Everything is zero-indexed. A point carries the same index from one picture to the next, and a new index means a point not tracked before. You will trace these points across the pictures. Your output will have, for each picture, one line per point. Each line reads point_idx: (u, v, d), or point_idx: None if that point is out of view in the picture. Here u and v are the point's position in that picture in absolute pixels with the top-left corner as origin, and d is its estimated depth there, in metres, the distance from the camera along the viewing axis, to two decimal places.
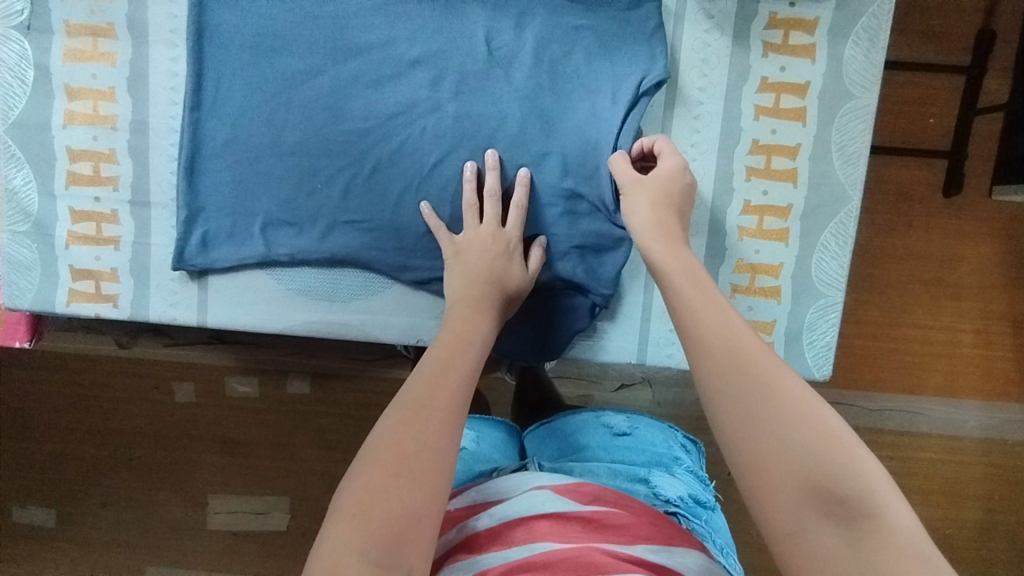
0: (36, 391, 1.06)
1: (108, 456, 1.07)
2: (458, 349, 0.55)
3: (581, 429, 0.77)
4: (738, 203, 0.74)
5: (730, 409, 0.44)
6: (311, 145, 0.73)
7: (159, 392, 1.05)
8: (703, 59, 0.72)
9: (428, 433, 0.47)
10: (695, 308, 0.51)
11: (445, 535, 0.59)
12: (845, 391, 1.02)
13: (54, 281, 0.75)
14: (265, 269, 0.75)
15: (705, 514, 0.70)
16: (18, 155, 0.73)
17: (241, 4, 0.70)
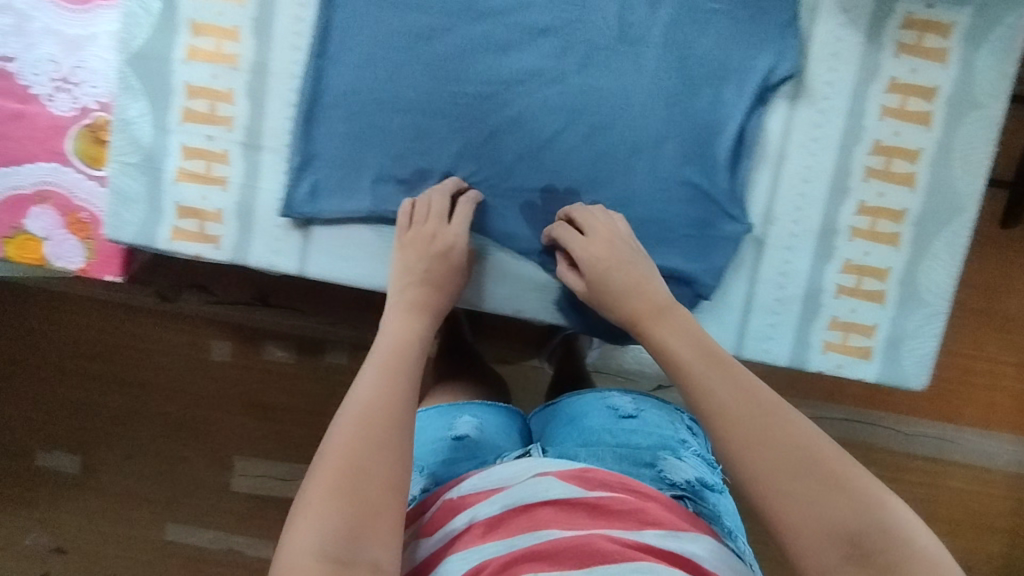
0: (75, 337, 1.06)
1: (139, 409, 1.06)
2: (400, 353, 0.57)
3: (585, 412, 0.76)
4: (852, 203, 0.74)
5: (748, 436, 0.47)
6: (429, 106, 0.72)
7: (196, 349, 1.05)
8: (834, 53, 0.71)
9: (390, 440, 0.49)
10: (698, 365, 0.53)
11: (445, 524, 0.57)
12: (887, 413, 1.01)
13: (158, 216, 0.74)
14: (370, 224, 0.75)
15: (712, 498, 0.68)
16: (134, 85, 0.72)
17: None
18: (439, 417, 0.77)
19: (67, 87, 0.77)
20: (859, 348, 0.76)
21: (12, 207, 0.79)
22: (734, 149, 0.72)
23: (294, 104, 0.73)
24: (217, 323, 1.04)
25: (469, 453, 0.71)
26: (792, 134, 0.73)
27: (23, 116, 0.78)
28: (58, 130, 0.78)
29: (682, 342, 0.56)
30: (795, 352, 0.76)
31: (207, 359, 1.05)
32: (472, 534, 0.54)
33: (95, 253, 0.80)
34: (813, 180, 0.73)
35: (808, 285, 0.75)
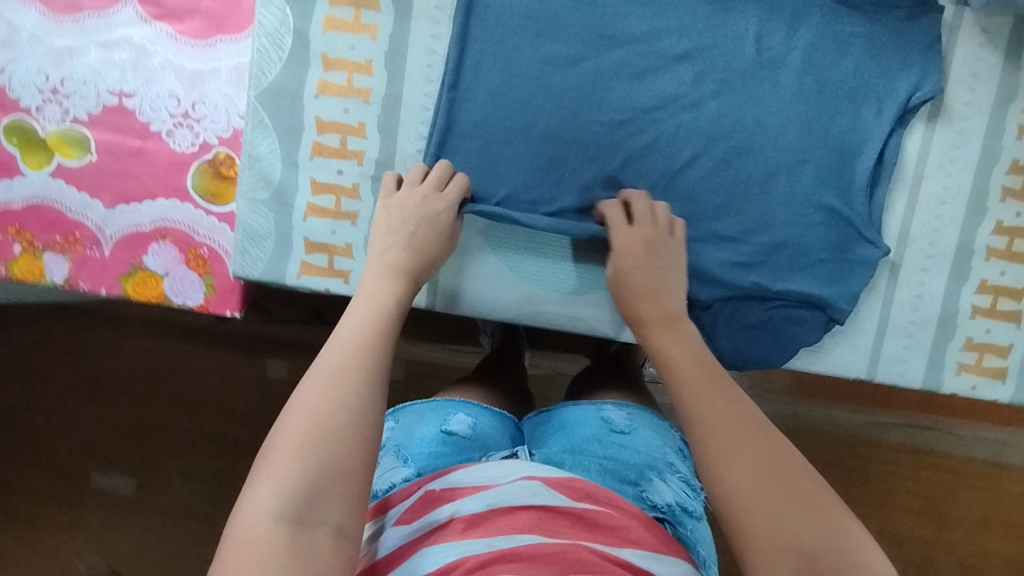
0: (136, 355, 1.05)
1: (193, 428, 1.04)
2: (374, 319, 0.55)
3: (577, 421, 0.74)
4: (990, 223, 0.73)
5: (721, 443, 0.49)
6: (564, 134, 0.71)
7: (255, 366, 1.05)
8: (973, 73, 0.70)
9: (332, 392, 0.48)
10: (698, 378, 0.55)
11: (428, 513, 0.56)
12: (946, 418, 1.05)
13: (287, 251, 0.74)
14: (499, 253, 0.74)
15: (691, 523, 0.68)
16: (266, 121, 0.71)
17: None
18: (436, 411, 0.75)
19: (188, 122, 0.76)
20: (994, 369, 0.75)
21: (130, 244, 0.78)
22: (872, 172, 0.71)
23: (425, 136, 0.72)
24: (274, 341, 1.05)
25: (456, 451, 0.70)
26: (929, 156, 0.72)
27: (143, 153, 0.77)
28: (179, 165, 0.77)
29: (687, 353, 0.58)
30: (928, 374, 0.75)
31: (263, 377, 1.05)
32: (450, 529, 0.53)
33: (215, 288, 0.79)
34: (950, 200, 0.73)
35: (943, 307, 0.74)
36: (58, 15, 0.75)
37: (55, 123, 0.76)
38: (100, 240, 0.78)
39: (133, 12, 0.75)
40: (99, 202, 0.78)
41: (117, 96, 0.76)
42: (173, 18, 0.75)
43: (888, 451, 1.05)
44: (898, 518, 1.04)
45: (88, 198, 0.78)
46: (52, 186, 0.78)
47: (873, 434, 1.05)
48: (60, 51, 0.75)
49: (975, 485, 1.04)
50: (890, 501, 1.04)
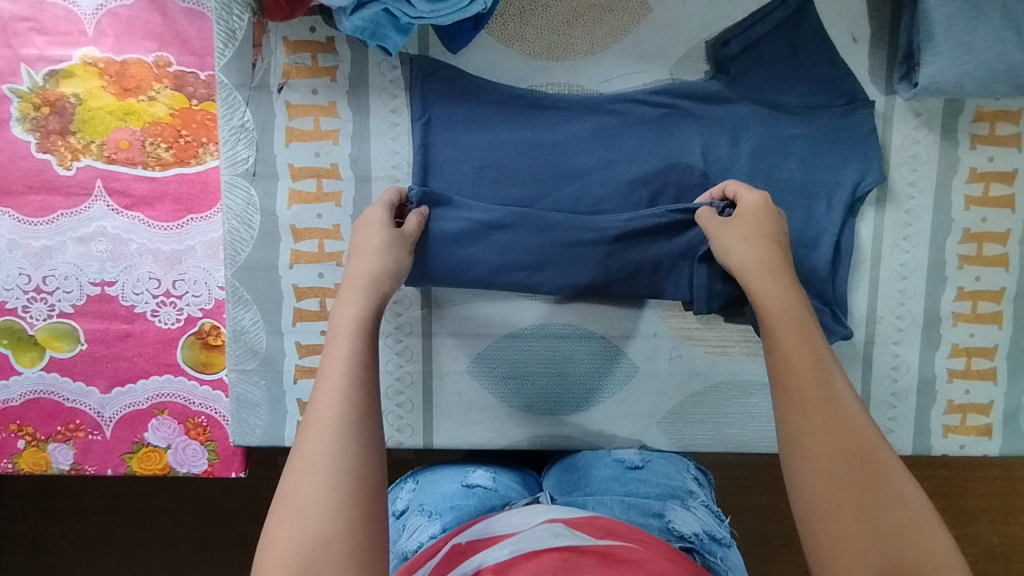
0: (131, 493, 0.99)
1: (218, 535, 0.99)
2: (357, 348, 0.53)
3: (591, 461, 0.76)
4: (952, 291, 0.75)
5: (811, 457, 0.48)
6: (534, 267, 0.72)
7: (266, 466, 0.98)
8: (913, 154, 0.74)
9: (315, 446, 0.47)
10: (792, 348, 0.54)
11: (457, 568, 0.58)
12: None
13: (283, 415, 0.76)
14: (482, 380, 0.76)
15: (721, 552, 0.67)
16: (245, 296, 0.74)
17: (463, 138, 0.72)
18: (453, 469, 0.78)
19: (171, 300, 0.79)
20: (979, 427, 0.77)
21: (130, 423, 0.80)
22: (834, 260, 0.74)
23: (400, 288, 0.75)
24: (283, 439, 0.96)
25: (479, 501, 0.73)
26: (884, 236, 0.75)
27: (130, 335, 0.79)
28: (168, 342, 0.79)
29: (779, 299, 0.57)
30: (917, 440, 0.77)
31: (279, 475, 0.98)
32: None
33: (216, 453, 0.81)
34: (910, 275, 0.75)
35: (920, 376, 0.77)
36: (32, 219, 0.78)
37: (42, 320, 0.79)
38: (100, 423, 0.80)
39: (103, 205, 0.78)
40: (95, 388, 0.80)
41: (98, 286, 0.79)
42: (143, 205, 0.78)
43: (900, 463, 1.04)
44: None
45: (83, 385, 0.80)
46: (47, 379, 0.80)
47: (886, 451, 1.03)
48: (39, 252, 0.78)
49: (989, 493, 1.05)
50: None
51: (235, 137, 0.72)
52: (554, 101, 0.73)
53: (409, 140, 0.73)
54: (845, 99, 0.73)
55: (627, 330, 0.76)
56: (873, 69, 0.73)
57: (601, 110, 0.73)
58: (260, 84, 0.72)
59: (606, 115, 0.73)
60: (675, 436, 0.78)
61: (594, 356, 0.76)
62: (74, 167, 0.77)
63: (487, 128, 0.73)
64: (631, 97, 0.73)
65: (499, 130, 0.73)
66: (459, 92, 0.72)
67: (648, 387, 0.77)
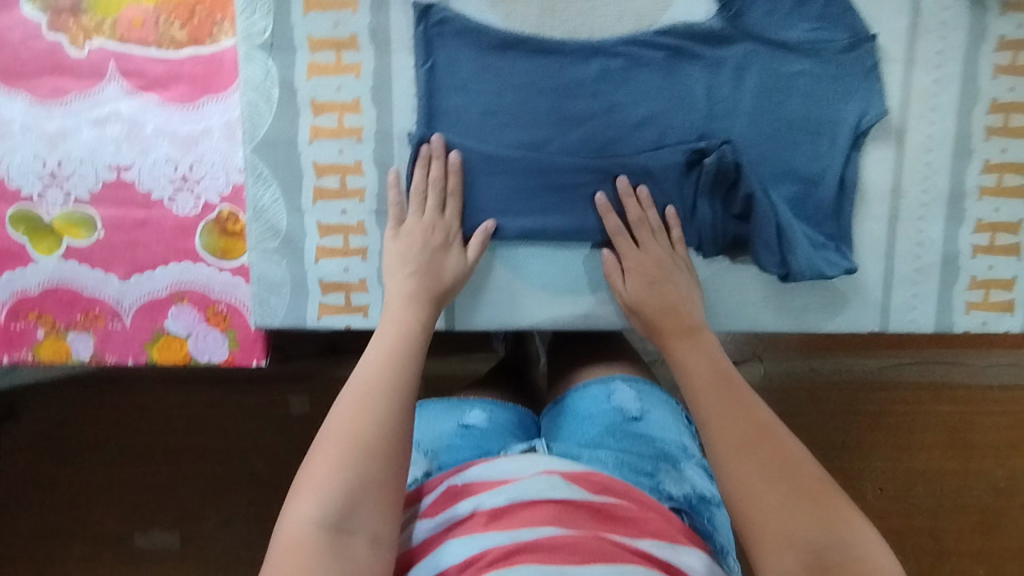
0: (152, 418, 1.09)
1: (227, 475, 1.08)
2: (396, 351, 0.61)
3: (591, 409, 0.76)
4: (977, 163, 0.75)
5: (728, 442, 0.55)
6: (542, 214, 0.74)
7: (276, 406, 1.09)
8: (943, 21, 0.72)
9: (371, 407, 0.56)
10: (707, 387, 0.61)
11: (450, 508, 0.60)
12: (959, 350, 1.09)
13: (304, 295, 0.75)
14: (496, 251, 0.75)
15: (708, 511, 0.68)
16: (265, 173, 0.73)
17: (466, 78, 0.72)
18: (451, 404, 0.79)
19: (188, 185, 0.78)
20: (1002, 303, 0.77)
21: (150, 310, 0.80)
22: (856, 132, 0.73)
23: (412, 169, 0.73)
24: (292, 381, 1.09)
25: (475, 442, 0.74)
26: (911, 105, 0.73)
27: (148, 221, 0.78)
28: (185, 229, 0.79)
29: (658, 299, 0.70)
30: (939, 316, 0.77)
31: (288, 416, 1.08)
32: (475, 521, 0.57)
33: (237, 341, 0.81)
34: (936, 147, 0.74)
35: (943, 251, 0.76)
36: (44, 101, 0.76)
37: (58, 206, 0.78)
38: (119, 312, 0.80)
39: (118, 87, 0.77)
40: (114, 276, 0.79)
41: (115, 170, 0.77)
42: (156, 86, 0.77)
43: (908, 389, 1.08)
44: (925, 450, 1.08)
45: (102, 273, 0.79)
46: (66, 267, 0.79)
47: (892, 376, 1.08)
48: (53, 135, 0.77)
49: (993, 413, 1.08)
50: (916, 439, 1.08)
51: (251, 6, 0.70)
52: (558, 44, 0.71)
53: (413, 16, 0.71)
54: (848, 35, 0.71)
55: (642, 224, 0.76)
56: None
57: (606, 52, 0.71)
58: None
59: (611, 58, 0.72)
60: None
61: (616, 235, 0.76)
62: (86, 48, 0.76)
63: (491, 67, 0.72)
64: (636, 39, 0.71)
65: (505, 70, 0.72)
66: (462, 35, 0.71)
67: None
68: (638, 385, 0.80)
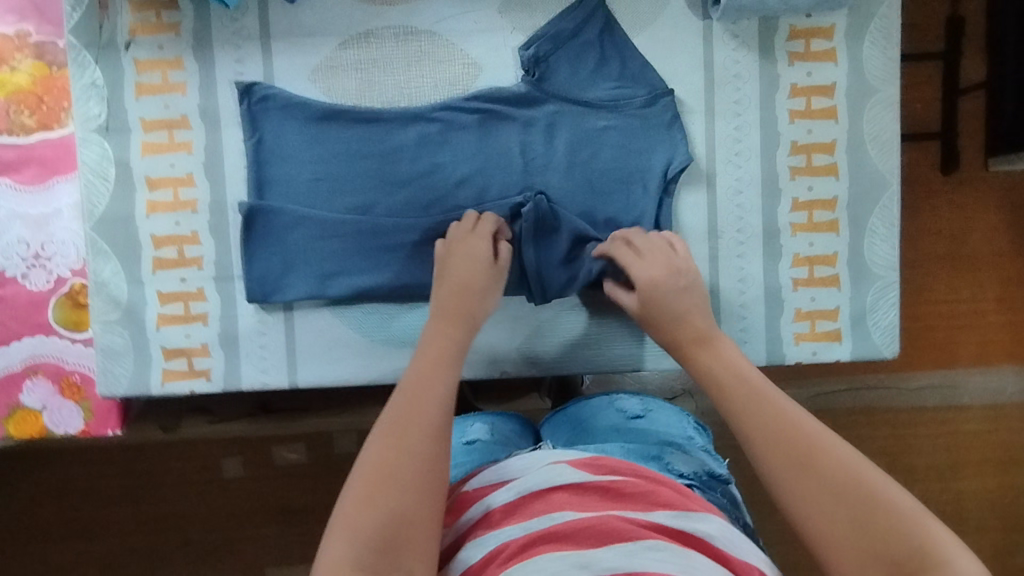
0: (82, 487, 1.08)
1: (166, 544, 1.09)
2: (424, 383, 0.59)
3: (594, 412, 0.79)
4: (787, 202, 0.79)
5: (774, 467, 0.51)
6: (373, 272, 0.77)
7: (208, 472, 1.08)
8: (735, 74, 0.78)
9: (414, 439, 0.54)
10: (748, 402, 0.56)
11: (465, 513, 0.59)
12: (883, 375, 1.08)
13: (147, 363, 0.78)
14: (332, 309, 0.78)
15: (720, 487, 0.71)
16: (104, 247, 0.76)
17: (292, 149, 0.75)
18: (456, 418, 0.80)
19: (40, 262, 0.80)
20: (829, 332, 0.80)
21: (5, 385, 0.81)
22: (665, 180, 0.77)
23: (245, 238, 0.76)
24: (224, 442, 1.08)
25: (482, 455, 0.75)
26: (716, 152, 0.78)
27: None
28: (38, 303, 0.80)
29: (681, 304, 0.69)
30: (769, 348, 0.80)
31: (222, 478, 1.08)
32: (490, 520, 0.56)
33: (92, 411, 0.82)
34: (745, 189, 0.79)
35: (766, 285, 0.79)
36: None
37: None
38: None
39: None
40: None
41: None
42: (8, 170, 0.80)
43: (840, 416, 1.08)
44: None
45: None
46: None
47: (819, 406, 1.07)
48: None
49: (926, 433, 1.09)
50: None
51: (86, 94, 0.75)
52: (375, 113, 0.75)
53: (236, 98, 0.75)
54: (648, 90, 0.77)
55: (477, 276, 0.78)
56: None
57: (423, 118, 0.76)
58: (108, 43, 0.75)
59: (428, 123, 0.76)
60: (533, 361, 0.80)
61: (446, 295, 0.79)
62: None
63: (315, 137, 0.75)
64: (450, 105, 0.76)
65: (329, 139, 0.75)
66: (286, 109, 0.75)
67: (505, 313, 0.79)
68: (636, 394, 0.83)
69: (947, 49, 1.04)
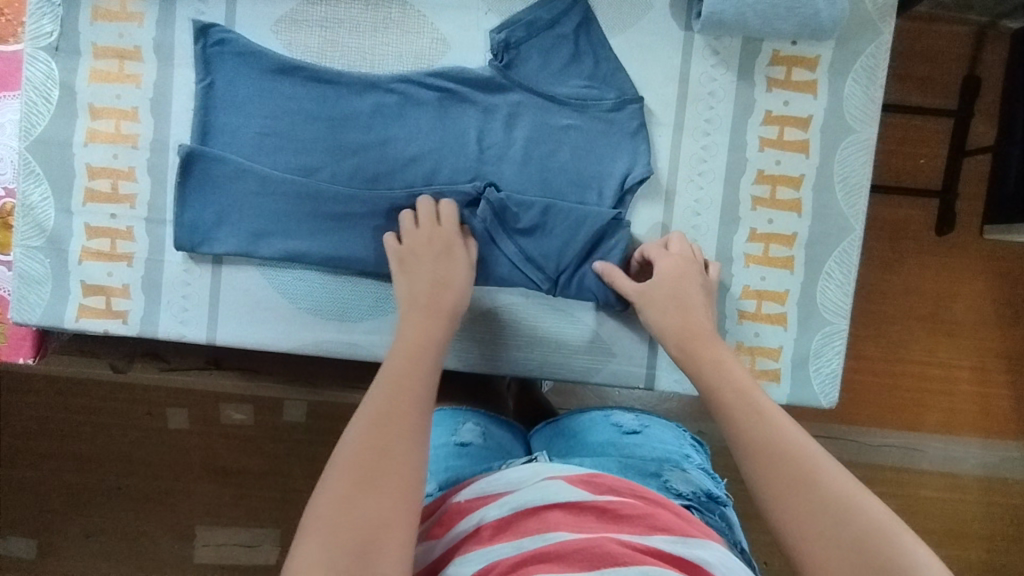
0: (18, 416, 1.04)
1: (98, 485, 1.04)
2: (406, 374, 0.56)
3: (589, 427, 0.75)
4: (744, 231, 0.76)
5: (757, 469, 0.48)
6: (307, 238, 0.74)
7: (153, 419, 1.03)
8: (710, 92, 0.76)
9: (397, 434, 0.50)
10: (732, 405, 0.54)
11: (455, 526, 0.55)
12: (843, 427, 1.05)
13: (64, 295, 0.75)
14: (260, 267, 0.76)
15: (718, 509, 0.67)
16: (36, 170, 0.74)
17: (244, 99, 0.73)
18: (445, 420, 0.76)
19: None
20: (768, 372, 0.77)
21: None
22: (620, 189, 0.74)
23: (180, 182, 0.73)
24: (170, 392, 1.03)
25: (476, 460, 0.70)
26: (679, 168, 0.76)
27: None
28: None
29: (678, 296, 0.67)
30: None
31: (166, 428, 1.03)
32: (479, 536, 0.52)
33: (6, 336, 0.79)
34: (703, 211, 0.76)
35: None
36: None
37: None
38: None
39: None
40: None
41: None
42: None
43: None
44: None
45: None
46: None
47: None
48: None
49: (882, 492, 1.05)
50: None
51: (39, 11, 0.73)
52: (333, 75, 0.74)
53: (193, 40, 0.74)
54: (616, 94, 0.75)
55: None
56: (675, 4, 0.75)
57: (380, 87, 0.74)
58: None
59: (385, 94, 0.74)
60: (460, 354, 0.76)
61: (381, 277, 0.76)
62: None
63: (268, 90, 0.73)
64: (409, 78, 0.74)
65: (283, 94, 0.74)
66: (242, 56, 0.73)
67: None
68: (632, 409, 0.79)
69: (959, 107, 1.00)
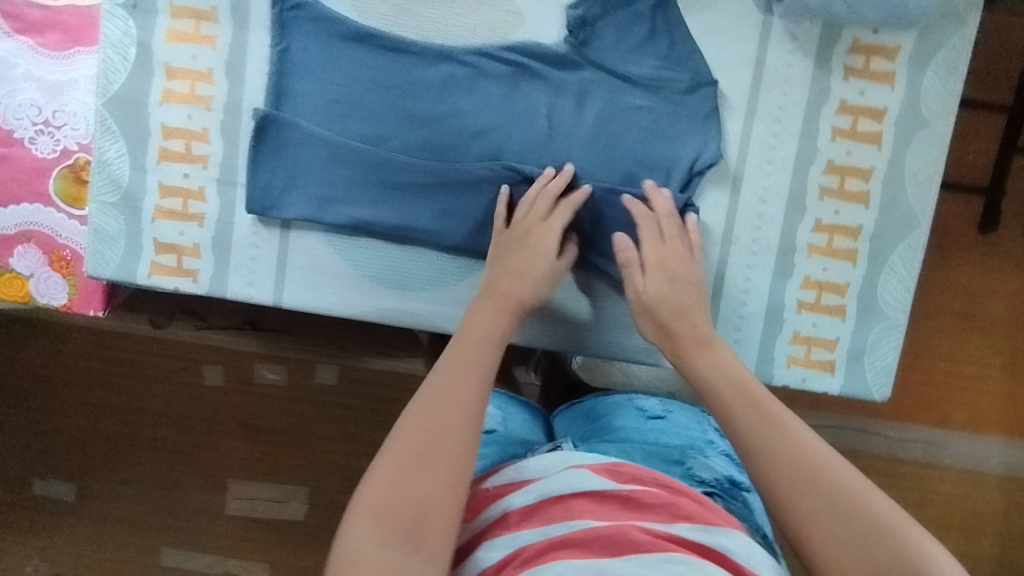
0: (71, 365, 1.07)
1: (133, 435, 1.08)
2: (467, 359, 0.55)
3: (612, 411, 0.76)
4: (809, 221, 0.76)
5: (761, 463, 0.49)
6: (374, 207, 0.75)
7: (187, 376, 1.06)
8: (786, 77, 0.75)
9: (450, 418, 0.51)
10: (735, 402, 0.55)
11: (483, 512, 0.57)
12: (873, 420, 1.06)
13: (137, 252, 0.77)
14: (327, 234, 0.77)
15: (742, 496, 0.68)
16: (112, 127, 0.75)
17: (318, 66, 0.74)
18: None
19: (49, 130, 0.78)
20: (823, 362, 0.77)
21: None
22: (688, 172, 0.74)
23: (251, 145, 0.74)
24: (208, 349, 1.06)
25: (501, 446, 0.71)
26: (748, 154, 0.76)
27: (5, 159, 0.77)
28: (41, 171, 0.77)
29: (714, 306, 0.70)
30: (760, 367, 0.77)
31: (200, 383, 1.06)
32: (506, 521, 0.54)
33: (78, 288, 0.81)
34: (769, 199, 0.76)
35: (767, 303, 0.77)
36: None
37: None
38: None
39: None
40: None
41: None
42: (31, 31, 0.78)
43: None
44: None
45: None
46: None
47: None
48: None
49: (906, 486, 1.06)
50: None
51: None
52: (407, 45, 0.74)
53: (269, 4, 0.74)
54: (690, 76, 0.74)
55: (476, 231, 0.75)
56: None
57: (453, 59, 0.74)
58: None
59: (458, 66, 0.75)
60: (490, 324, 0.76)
61: (438, 250, 0.77)
62: None
63: (342, 58, 0.74)
64: (483, 51, 0.74)
65: (357, 62, 0.74)
66: (317, 23, 0.74)
67: None
68: (656, 395, 0.80)
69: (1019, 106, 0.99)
